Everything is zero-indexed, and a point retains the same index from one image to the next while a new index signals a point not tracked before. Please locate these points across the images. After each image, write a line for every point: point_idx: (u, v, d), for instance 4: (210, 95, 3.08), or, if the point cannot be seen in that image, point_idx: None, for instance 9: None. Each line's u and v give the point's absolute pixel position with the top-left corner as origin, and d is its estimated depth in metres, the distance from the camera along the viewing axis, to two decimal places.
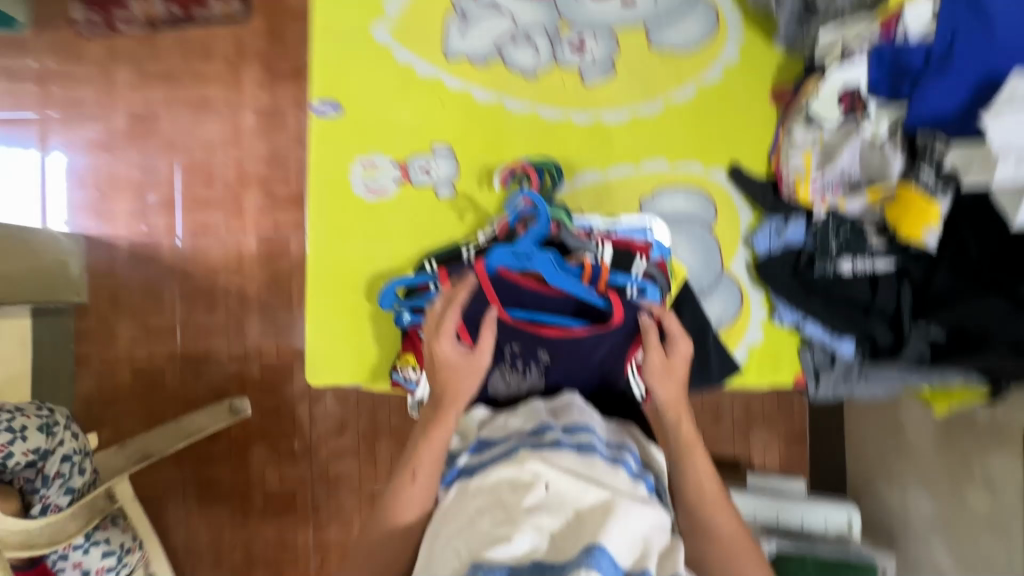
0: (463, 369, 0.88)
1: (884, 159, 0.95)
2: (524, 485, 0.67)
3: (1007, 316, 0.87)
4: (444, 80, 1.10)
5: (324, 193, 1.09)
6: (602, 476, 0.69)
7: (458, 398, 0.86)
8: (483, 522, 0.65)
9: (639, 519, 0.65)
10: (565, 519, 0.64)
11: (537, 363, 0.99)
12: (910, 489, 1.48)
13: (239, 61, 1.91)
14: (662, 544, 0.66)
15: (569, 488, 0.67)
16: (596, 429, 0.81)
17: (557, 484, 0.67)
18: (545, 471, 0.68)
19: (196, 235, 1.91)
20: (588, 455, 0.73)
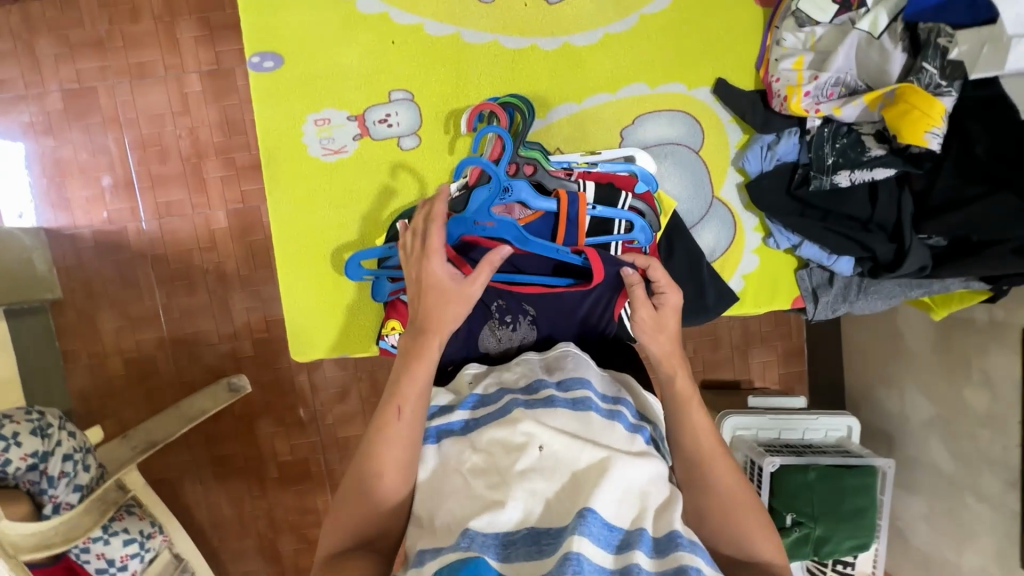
0: (451, 295, 0.77)
1: (884, 55, 0.89)
2: (517, 449, 0.65)
3: (1017, 213, 0.82)
4: (392, 15, 0.98)
5: (278, 157, 1.00)
6: (596, 435, 0.68)
7: (443, 329, 0.76)
8: (475, 487, 0.64)
9: (634, 476, 0.64)
10: (558, 482, 0.63)
11: (523, 319, 0.93)
12: (907, 394, 1.50)
13: (173, 18, 1.74)
14: (661, 496, 0.64)
15: (564, 449, 0.65)
16: (593, 381, 0.76)
17: (551, 447, 0.65)
18: (538, 434, 0.65)
19: (161, 215, 1.81)
20: (583, 411, 0.69)
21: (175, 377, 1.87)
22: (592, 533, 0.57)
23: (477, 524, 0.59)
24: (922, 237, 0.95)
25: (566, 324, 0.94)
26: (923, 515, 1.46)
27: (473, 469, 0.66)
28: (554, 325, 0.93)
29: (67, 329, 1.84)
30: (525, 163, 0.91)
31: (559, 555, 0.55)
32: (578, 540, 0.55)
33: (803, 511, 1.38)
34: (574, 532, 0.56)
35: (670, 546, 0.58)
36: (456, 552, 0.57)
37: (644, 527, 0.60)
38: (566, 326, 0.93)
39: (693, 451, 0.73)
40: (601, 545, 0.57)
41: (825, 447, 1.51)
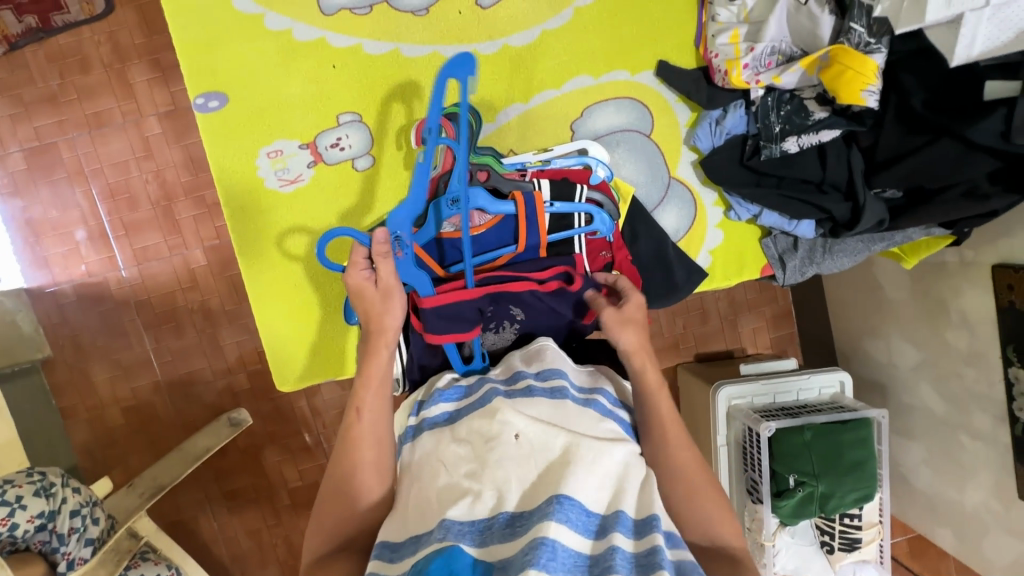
0: (378, 302, 0.80)
1: (813, 20, 0.91)
2: (495, 438, 0.68)
3: (958, 159, 0.85)
4: (329, 40, 0.98)
5: (235, 194, 1.00)
6: (571, 422, 0.70)
7: (387, 334, 0.79)
8: (453, 478, 0.66)
9: (606, 459, 0.66)
10: (535, 470, 0.66)
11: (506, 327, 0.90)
12: (893, 343, 1.52)
13: (123, 64, 1.74)
14: (638, 478, 0.66)
15: (540, 436, 0.67)
16: (568, 372, 0.79)
17: (527, 434, 0.68)
18: (514, 421, 0.68)
19: (139, 261, 1.81)
20: (559, 399, 0.72)
21: (175, 419, 1.88)
22: (566, 517, 0.59)
23: (455, 514, 0.62)
24: (876, 192, 0.97)
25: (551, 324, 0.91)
26: (922, 459, 1.48)
27: (450, 461, 0.68)
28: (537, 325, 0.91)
29: (62, 386, 1.84)
30: (479, 170, 0.93)
31: (533, 537, 0.57)
32: (552, 525, 0.58)
33: (804, 471, 1.39)
34: (549, 517, 0.58)
35: (646, 529, 0.61)
36: (433, 544, 0.59)
37: (622, 510, 0.62)
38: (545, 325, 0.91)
39: (673, 432, 0.74)
40: (578, 530, 0.60)
41: (820, 405, 1.53)
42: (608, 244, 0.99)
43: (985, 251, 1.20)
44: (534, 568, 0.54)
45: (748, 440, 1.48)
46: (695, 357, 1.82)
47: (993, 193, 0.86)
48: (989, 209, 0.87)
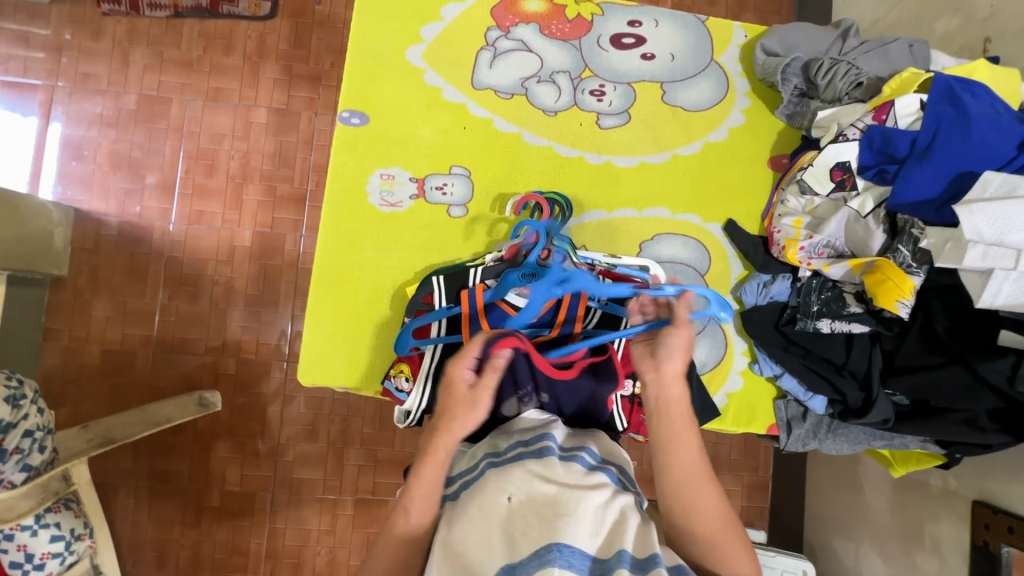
0: (460, 403, 0.85)
1: (867, 232, 1.02)
2: (491, 508, 0.76)
3: (967, 387, 0.95)
4: (469, 106, 1.15)
5: (339, 198, 1.11)
6: (559, 475, 0.79)
7: (448, 438, 0.84)
8: (461, 549, 0.74)
9: (599, 508, 0.75)
10: (529, 524, 0.73)
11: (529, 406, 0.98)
12: (863, 549, 1.53)
13: (260, 59, 1.95)
14: (635, 519, 0.75)
15: (531, 493, 0.76)
16: (554, 437, 0.87)
17: (518, 493, 0.76)
18: (506, 486, 0.77)
19: (190, 222, 1.89)
20: (546, 457, 0.81)
21: (149, 378, 1.84)
22: (569, 564, 0.68)
23: None
24: (887, 393, 1.07)
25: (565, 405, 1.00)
26: None
27: (457, 530, 0.76)
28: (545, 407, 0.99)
29: (58, 308, 1.83)
30: (557, 252, 1.06)
31: None
32: (553, 570, 0.66)
33: None
34: (551, 563, 0.66)
35: (650, 565, 0.69)
36: None
37: (625, 549, 0.70)
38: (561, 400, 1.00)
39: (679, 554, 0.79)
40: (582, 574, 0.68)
41: None
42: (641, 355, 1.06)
43: (968, 484, 1.26)
44: None
45: None
46: None
47: (989, 428, 0.97)
48: (981, 441, 0.98)
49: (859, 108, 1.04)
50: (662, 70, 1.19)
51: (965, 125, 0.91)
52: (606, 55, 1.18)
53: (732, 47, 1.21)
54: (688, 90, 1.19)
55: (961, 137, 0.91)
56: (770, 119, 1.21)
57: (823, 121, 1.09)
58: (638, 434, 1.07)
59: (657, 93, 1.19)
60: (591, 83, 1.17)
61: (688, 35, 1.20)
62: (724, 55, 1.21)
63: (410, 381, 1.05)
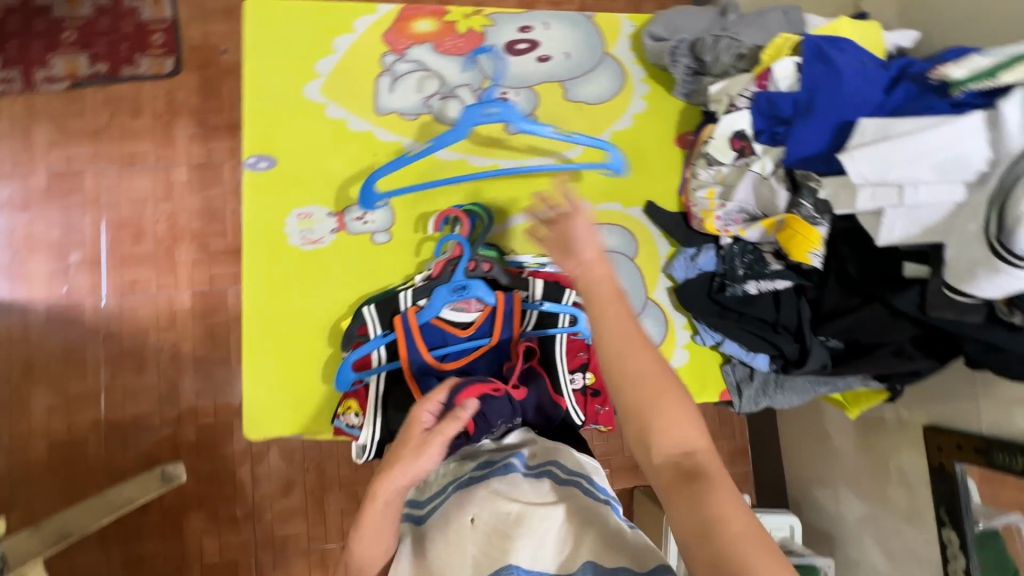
0: (410, 449, 0.76)
1: (772, 191, 1.07)
2: (452, 531, 0.74)
3: (886, 320, 1.01)
4: (377, 133, 1.15)
5: (257, 245, 1.10)
6: (525, 493, 0.77)
7: (385, 486, 0.75)
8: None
9: (564, 523, 0.73)
10: (492, 547, 0.71)
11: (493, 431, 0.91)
12: (841, 492, 1.58)
13: (171, 116, 1.89)
14: (603, 527, 0.72)
15: (493, 514, 0.74)
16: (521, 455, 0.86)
17: (481, 515, 0.74)
18: (470, 508, 0.75)
19: (123, 293, 1.81)
20: (511, 475, 0.80)
21: (103, 462, 1.75)
22: None
23: None
24: (821, 339, 1.11)
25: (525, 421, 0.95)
26: None
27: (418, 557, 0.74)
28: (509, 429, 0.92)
29: None
30: (483, 261, 1.04)
31: None
32: None
33: None
34: None
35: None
36: None
37: (589, 562, 0.69)
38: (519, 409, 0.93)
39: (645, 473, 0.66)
40: None
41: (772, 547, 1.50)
42: (586, 346, 1.09)
43: (918, 411, 1.32)
44: None
45: None
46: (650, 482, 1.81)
47: (917, 355, 1.01)
48: (913, 368, 1.01)
49: (745, 77, 1.10)
50: (560, 70, 1.22)
51: (835, 76, 0.96)
52: (504, 63, 1.21)
53: (623, 38, 1.26)
54: (587, 85, 1.23)
55: (834, 88, 0.96)
56: (670, 100, 1.26)
57: (715, 94, 1.14)
58: (598, 425, 1.09)
59: (559, 92, 1.22)
60: (493, 92, 1.20)
61: (578, 32, 1.24)
62: (615, 47, 1.25)
63: (360, 416, 1.03)
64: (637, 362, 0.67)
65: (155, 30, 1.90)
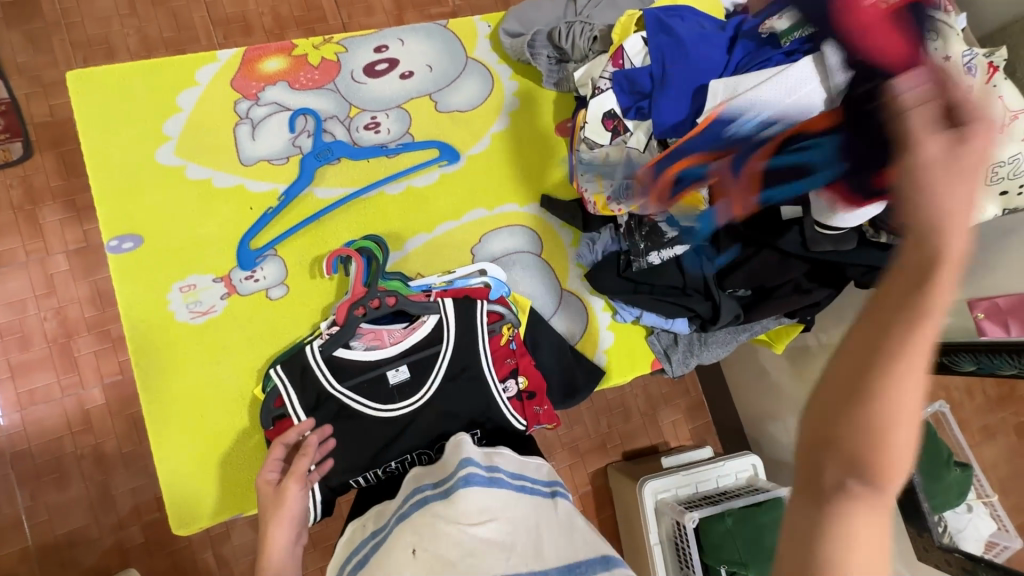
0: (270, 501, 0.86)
1: (651, 163, 1.05)
2: (391, 565, 0.63)
3: (777, 263, 1.04)
4: (248, 185, 1.09)
5: (142, 330, 1.02)
6: (470, 507, 0.68)
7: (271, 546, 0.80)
8: None
9: (516, 534, 0.66)
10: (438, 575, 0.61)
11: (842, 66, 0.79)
12: (789, 422, 1.60)
13: (34, 206, 1.47)
14: (552, 533, 0.67)
15: (436, 539, 0.65)
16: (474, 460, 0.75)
17: (423, 545, 0.64)
18: (411, 538, 0.66)
19: (23, 404, 1.40)
20: (454, 493, 0.70)
21: None
22: None
23: None
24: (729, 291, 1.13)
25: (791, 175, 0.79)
26: None
27: None
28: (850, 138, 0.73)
29: None
30: (387, 296, 1.00)
31: None
32: None
33: (733, 560, 1.35)
34: None
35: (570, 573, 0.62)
36: None
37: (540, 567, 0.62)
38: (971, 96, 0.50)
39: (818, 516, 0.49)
40: None
41: (738, 490, 1.53)
42: (512, 351, 1.08)
43: (834, 334, 1.39)
44: None
45: (680, 535, 1.44)
46: (624, 456, 1.79)
47: (812, 288, 1.07)
48: (812, 299, 1.08)
49: (602, 57, 1.12)
50: (425, 83, 1.20)
51: (680, 45, 1.01)
52: (367, 87, 1.17)
53: (481, 40, 1.25)
54: (458, 92, 1.22)
55: (682, 55, 1.00)
56: (542, 91, 1.27)
57: (579, 79, 1.16)
58: (543, 426, 1.06)
59: (430, 105, 1.20)
60: (362, 118, 1.16)
61: (436, 43, 1.22)
62: (477, 49, 1.25)
63: None
64: (898, 396, 0.46)
65: None
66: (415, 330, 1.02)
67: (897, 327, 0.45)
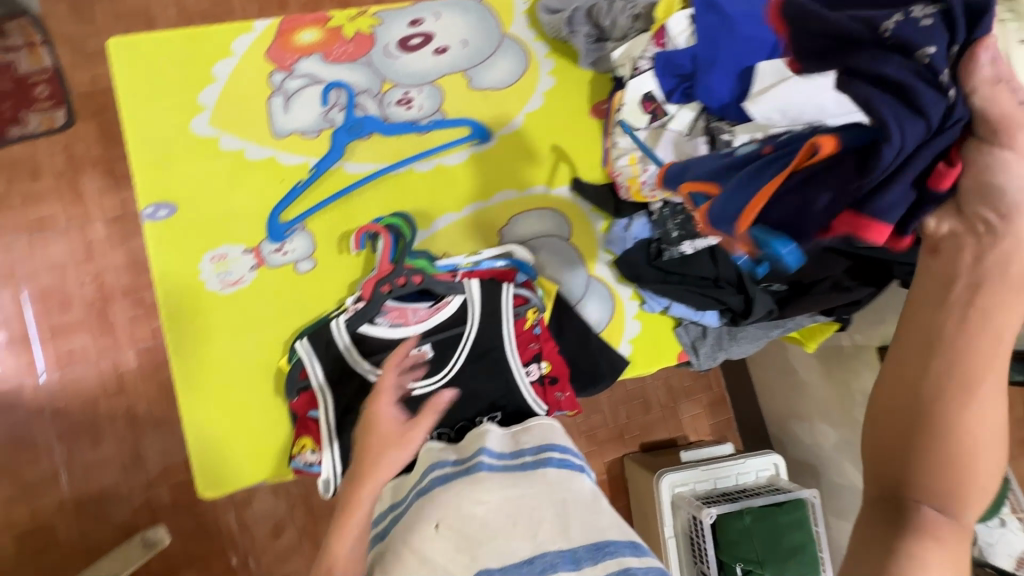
0: (387, 437, 0.79)
1: (692, 147, 1.01)
2: (415, 541, 0.62)
3: (818, 256, 0.98)
4: (279, 158, 1.09)
5: (174, 297, 1.04)
6: (494, 486, 0.68)
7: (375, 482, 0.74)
8: None
9: (540, 506, 0.66)
10: (462, 553, 0.61)
11: (913, 12, 0.53)
12: (816, 423, 1.55)
13: (75, 172, 1.51)
14: (579, 511, 0.67)
15: (458, 516, 0.64)
16: (492, 446, 0.76)
17: (447, 519, 0.64)
18: (433, 514, 0.65)
19: (63, 364, 1.45)
20: (475, 473, 0.70)
21: (78, 545, 1.41)
22: None
23: None
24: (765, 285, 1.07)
25: (848, 163, 0.57)
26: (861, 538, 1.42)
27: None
28: (972, 72, 0.51)
29: None
30: (413, 275, 1.00)
31: None
32: None
33: (748, 558, 1.34)
34: None
35: (598, 554, 0.62)
36: None
37: (563, 547, 0.62)
38: (1016, 107, 0.50)
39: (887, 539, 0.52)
40: None
41: (758, 489, 1.50)
42: (536, 336, 1.06)
43: (871, 335, 1.33)
44: None
45: (695, 529, 1.42)
46: (641, 447, 1.77)
47: (854, 285, 1.00)
48: (853, 297, 1.01)
49: (644, 36, 1.08)
50: (459, 59, 1.18)
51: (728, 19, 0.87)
52: (400, 62, 1.16)
53: (518, 16, 1.22)
54: (492, 70, 1.19)
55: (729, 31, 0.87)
56: (577, 70, 1.23)
57: (618, 58, 1.12)
58: (563, 412, 1.06)
59: (463, 82, 1.17)
60: (395, 92, 1.14)
61: (472, 19, 1.20)
62: (513, 25, 1.21)
63: (316, 451, 0.99)
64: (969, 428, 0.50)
65: (36, 83, 1.50)
66: (440, 309, 1.02)
67: (981, 351, 0.51)
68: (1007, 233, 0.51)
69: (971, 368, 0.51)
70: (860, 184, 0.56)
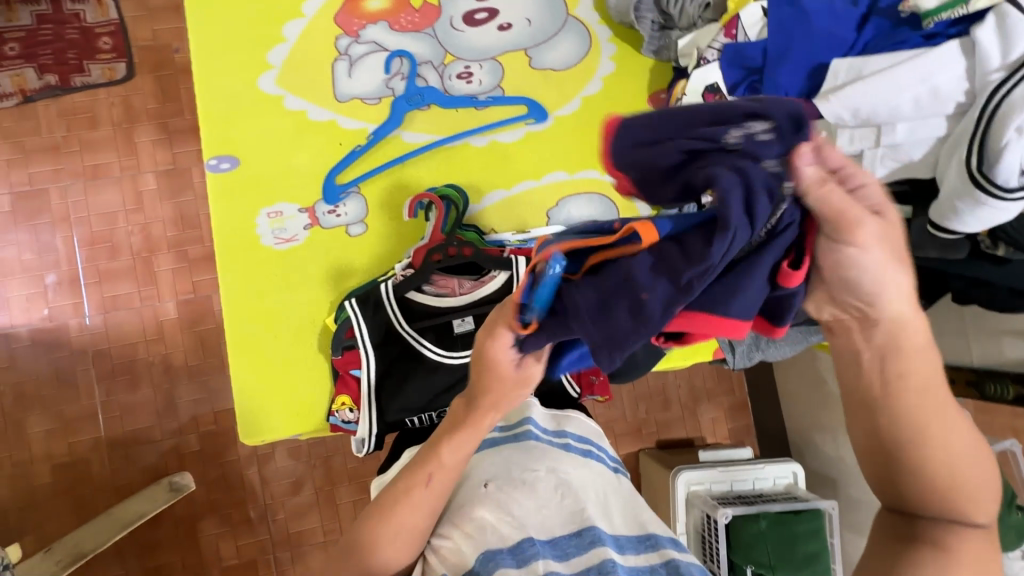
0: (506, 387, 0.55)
1: None
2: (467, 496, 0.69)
3: None
4: (340, 121, 1.12)
5: (230, 247, 1.07)
6: (543, 460, 0.73)
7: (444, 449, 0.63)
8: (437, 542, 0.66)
9: (585, 489, 0.72)
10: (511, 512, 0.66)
11: (752, 127, 0.48)
12: (840, 436, 1.53)
13: (131, 124, 1.55)
14: (620, 502, 0.72)
15: (509, 479, 0.70)
16: (539, 420, 0.80)
17: (495, 478, 0.71)
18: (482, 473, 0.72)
19: (107, 309, 1.51)
20: (524, 443, 0.75)
21: (111, 481, 1.48)
22: (549, 552, 0.62)
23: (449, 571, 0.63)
24: None
25: (673, 256, 0.46)
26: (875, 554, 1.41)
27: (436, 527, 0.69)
28: (798, 176, 0.44)
29: None
30: (463, 247, 1.02)
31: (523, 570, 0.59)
32: (539, 562, 0.60)
33: (761, 562, 1.33)
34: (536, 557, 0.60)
35: (642, 543, 0.66)
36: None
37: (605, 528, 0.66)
38: (847, 203, 0.42)
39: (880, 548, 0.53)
40: (567, 556, 0.62)
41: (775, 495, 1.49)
42: None
43: None
44: (539, 560, 0.60)
45: (708, 528, 1.42)
46: (657, 444, 1.78)
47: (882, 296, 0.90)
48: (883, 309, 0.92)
49: (713, 27, 1.06)
50: (522, 38, 1.18)
51: (804, 18, 0.93)
52: (464, 35, 1.16)
53: None
54: (554, 51, 1.19)
55: (805, 27, 0.93)
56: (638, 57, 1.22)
57: (684, 47, 1.11)
58: (596, 396, 1.09)
59: (525, 61, 1.17)
60: (456, 66, 1.15)
61: None
62: (578, 7, 1.20)
63: (354, 411, 1.04)
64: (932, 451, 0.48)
65: (101, 34, 1.54)
66: (485, 284, 1.04)
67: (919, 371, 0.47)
68: (878, 317, 0.45)
69: (923, 422, 0.47)
70: (689, 276, 0.44)
